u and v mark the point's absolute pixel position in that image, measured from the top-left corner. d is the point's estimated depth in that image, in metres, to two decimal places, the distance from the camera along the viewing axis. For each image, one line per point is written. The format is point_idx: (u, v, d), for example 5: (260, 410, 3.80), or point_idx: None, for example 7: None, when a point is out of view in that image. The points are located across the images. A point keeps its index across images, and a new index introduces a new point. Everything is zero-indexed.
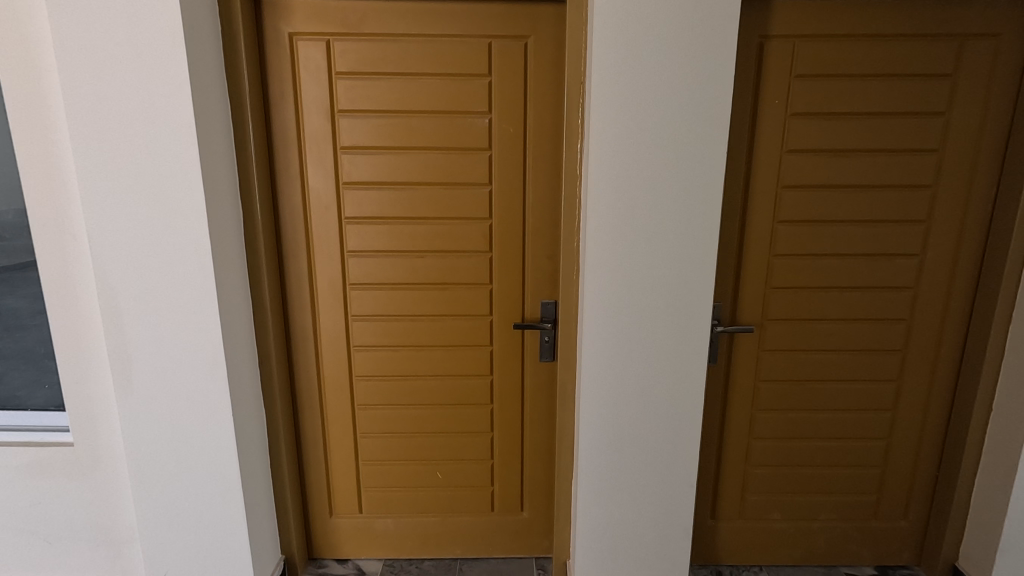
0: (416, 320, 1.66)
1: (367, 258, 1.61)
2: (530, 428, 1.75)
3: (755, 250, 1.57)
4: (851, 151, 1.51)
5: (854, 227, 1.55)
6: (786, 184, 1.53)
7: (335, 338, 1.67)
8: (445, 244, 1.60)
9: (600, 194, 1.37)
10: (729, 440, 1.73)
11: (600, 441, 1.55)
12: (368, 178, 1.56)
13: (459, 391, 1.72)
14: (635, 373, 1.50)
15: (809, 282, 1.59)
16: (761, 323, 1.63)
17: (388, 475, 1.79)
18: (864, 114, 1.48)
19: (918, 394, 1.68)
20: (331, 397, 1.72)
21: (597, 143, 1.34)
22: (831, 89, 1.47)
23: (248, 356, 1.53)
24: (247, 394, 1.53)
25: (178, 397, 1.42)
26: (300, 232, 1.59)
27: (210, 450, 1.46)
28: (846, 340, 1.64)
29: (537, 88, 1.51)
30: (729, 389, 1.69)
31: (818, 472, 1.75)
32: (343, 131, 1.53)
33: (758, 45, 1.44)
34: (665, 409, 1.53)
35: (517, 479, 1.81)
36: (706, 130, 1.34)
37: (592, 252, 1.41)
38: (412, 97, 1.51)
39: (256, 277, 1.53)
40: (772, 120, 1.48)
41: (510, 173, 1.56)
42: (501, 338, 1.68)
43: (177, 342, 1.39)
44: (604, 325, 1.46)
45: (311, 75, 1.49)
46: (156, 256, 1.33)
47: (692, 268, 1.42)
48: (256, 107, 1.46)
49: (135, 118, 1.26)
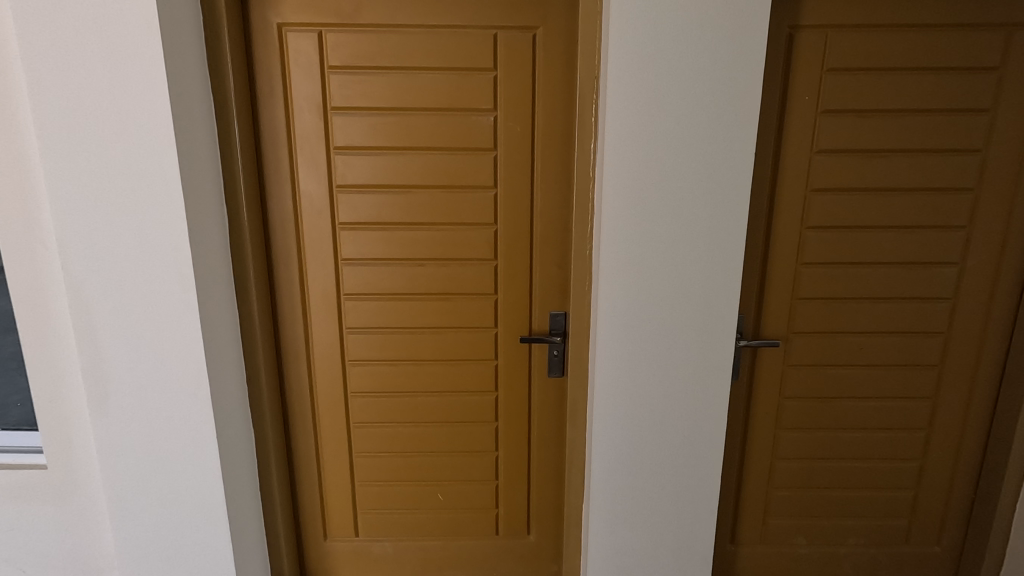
0: (416, 333, 1.55)
1: (363, 266, 1.50)
2: (537, 447, 1.64)
3: (781, 259, 1.46)
4: (887, 151, 1.39)
5: (888, 233, 1.44)
6: (816, 186, 1.41)
7: (328, 352, 1.56)
8: (447, 252, 1.49)
9: (616, 200, 1.26)
10: (752, 460, 1.62)
11: (614, 463, 1.44)
12: (364, 180, 1.44)
13: (462, 409, 1.61)
14: (651, 392, 1.39)
15: (838, 292, 1.48)
16: (786, 336, 1.52)
17: (385, 496, 1.68)
18: (901, 111, 1.37)
19: (954, 411, 1.57)
20: (326, 415, 1.61)
21: (613, 144, 1.23)
22: (864, 84, 1.35)
23: (235, 372, 1.43)
24: (233, 413, 1.42)
25: (158, 417, 1.32)
26: (290, 238, 1.47)
27: (193, 473, 1.36)
28: (879, 354, 1.52)
29: (546, 83, 1.39)
30: (752, 406, 1.57)
31: (846, 494, 1.64)
32: (336, 129, 1.41)
33: (788, 36, 1.32)
34: (685, 430, 1.42)
35: (523, 501, 1.69)
36: (734, 127, 1.23)
37: (606, 261, 1.30)
38: (411, 93, 1.40)
39: (243, 287, 1.42)
40: (800, 118, 1.37)
41: (517, 174, 1.45)
42: (507, 352, 1.57)
43: (156, 358, 1.28)
44: (618, 340, 1.35)
45: (302, 69, 1.37)
46: (132, 267, 1.23)
47: (717, 276, 1.31)
48: (242, 102, 1.34)
49: (107, 116, 1.15)
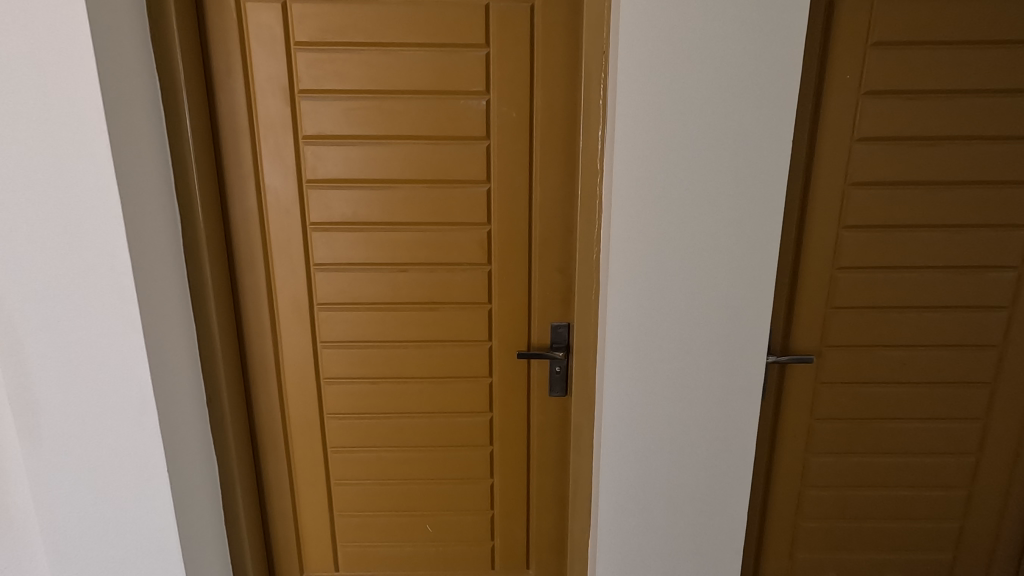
0: (399, 348, 1.37)
1: (338, 272, 1.32)
2: (537, 474, 1.46)
3: (815, 262, 1.27)
4: (937, 140, 1.21)
5: (937, 234, 1.26)
6: (856, 180, 1.23)
7: (301, 369, 1.38)
8: (434, 257, 1.32)
9: (627, 197, 1.08)
10: (778, 487, 1.44)
11: (625, 497, 1.26)
12: (338, 175, 1.26)
13: (452, 431, 1.43)
14: (667, 418, 1.21)
15: (879, 300, 1.30)
16: (819, 350, 1.33)
17: (368, 528, 1.50)
18: (954, 93, 1.18)
19: (1008, 433, 1.39)
20: (299, 440, 1.43)
21: (624, 132, 1.05)
22: (914, 61, 1.16)
23: (191, 393, 1.25)
24: (190, 442, 1.25)
25: (99, 448, 1.14)
26: (255, 241, 1.29)
27: (141, 511, 1.18)
28: (923, 371, 1.34)
29: (546, 62, 1.21)
30: (778, 428, 1.39)
31: (884, 526, 1.46)
32: (306, 116, 1.23)
33: (826, 5, 1.14)
34: (707, 460, 1.24)
35: (521, 533, 1.52)
36: (766, 109, 1.04)
37: (617, 269, 1.12)
38: (390, 75, 1.21)
39: (200, 297, 1.25)
40: (839, 101, 1.18)
41: (512, 167, 1.27)
42: (503, 368, 1.39)
43: (93, 382, 1.11)
44: (629, 358, 1.17)
45: (264, 47, 1.19)
46: (63, 276, 1.05)
47: (744, 283, 1.13)
48: (193, 84, 1.17)
49: (24, 99, 0.97)
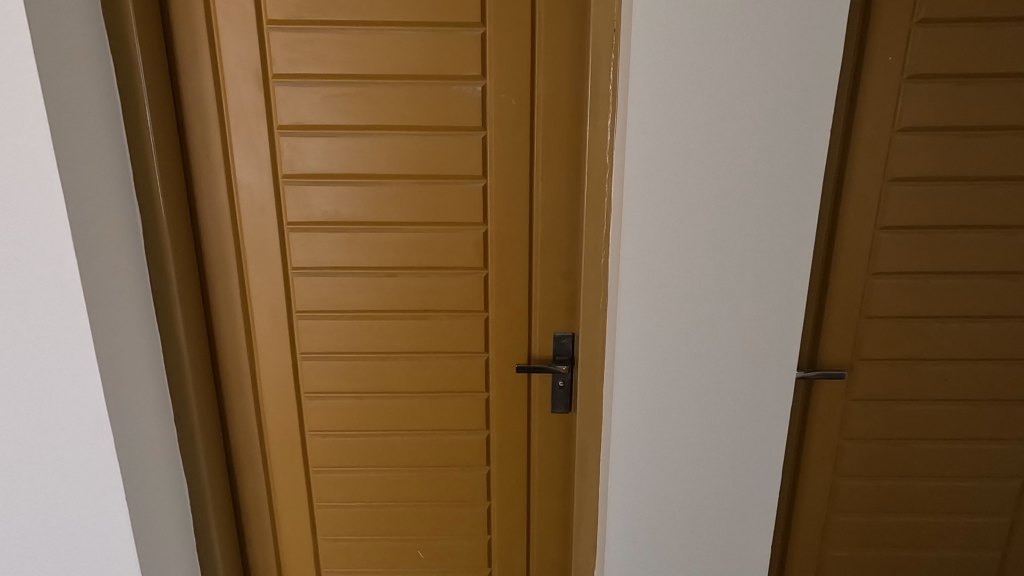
0: (387, 359, 1.25)
1: (319, 277, 1.20)
2: (538, 497, 1.34)
3: (848, 266, 1.14)
4: (989, 130, 1.07)
5: (987, 236, 1.12)
6: (896, 175, 1.10)
7: (280, 383, 1.26)
8: (425, 260, 1.19)
9: (642, 197, 0.96)
10: (803, 511, 1.31)
11: (636, 527, 1.14)
12: (319, 170, 1.14)
13: (445, 450, 1.31)
14: (683, 442, 1.09)
15: (918, 310, 1.17)
16: (849, 363, 1.21)
17: (354, 553, 1.39)
18: (1011, 76, 1.04)
19: None
20: (279, 458, 1.31)
21: (640, 122, 0.92)
22: (966, 40, 1.03)
23: (156, 409, 1.14)
24: (156, 463, 1.13)
25: (52, 472, 1.03)
26: (227, 243, 1.17)
27: (99, 542, 1.07)
28: (967, 387, 1.21)
29: (549, 44, 1.08)
30: (804, 448, 1.27)
31: (918, 555, 1.33)
32: (281, 104, 1.11)
33: None
34: (728, 487, 1.12)
35: (521, 559, 1.40)
36: (800, 93, 0.91)
37: (630, 277, 1.00)
38: (375, 57, 1.09)
39: (167, 304, 1.13)
40: (878, 86, 1.05)
41: (511, 161, 1.14)
42: (500, 382, 1.27)
43: (43, 402, 0.99)
44: (641, 376, 1.05)
45: (233, 25, 1.07)
46: (5, 287, 0.93)
47: (771, 290, 1.00)
48: (154, 67, 1.04)
49: None
